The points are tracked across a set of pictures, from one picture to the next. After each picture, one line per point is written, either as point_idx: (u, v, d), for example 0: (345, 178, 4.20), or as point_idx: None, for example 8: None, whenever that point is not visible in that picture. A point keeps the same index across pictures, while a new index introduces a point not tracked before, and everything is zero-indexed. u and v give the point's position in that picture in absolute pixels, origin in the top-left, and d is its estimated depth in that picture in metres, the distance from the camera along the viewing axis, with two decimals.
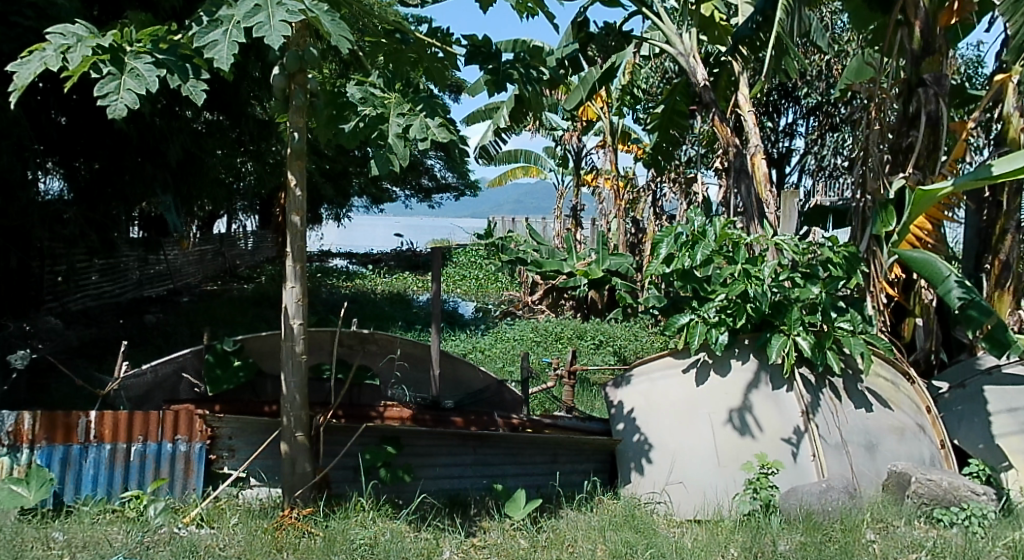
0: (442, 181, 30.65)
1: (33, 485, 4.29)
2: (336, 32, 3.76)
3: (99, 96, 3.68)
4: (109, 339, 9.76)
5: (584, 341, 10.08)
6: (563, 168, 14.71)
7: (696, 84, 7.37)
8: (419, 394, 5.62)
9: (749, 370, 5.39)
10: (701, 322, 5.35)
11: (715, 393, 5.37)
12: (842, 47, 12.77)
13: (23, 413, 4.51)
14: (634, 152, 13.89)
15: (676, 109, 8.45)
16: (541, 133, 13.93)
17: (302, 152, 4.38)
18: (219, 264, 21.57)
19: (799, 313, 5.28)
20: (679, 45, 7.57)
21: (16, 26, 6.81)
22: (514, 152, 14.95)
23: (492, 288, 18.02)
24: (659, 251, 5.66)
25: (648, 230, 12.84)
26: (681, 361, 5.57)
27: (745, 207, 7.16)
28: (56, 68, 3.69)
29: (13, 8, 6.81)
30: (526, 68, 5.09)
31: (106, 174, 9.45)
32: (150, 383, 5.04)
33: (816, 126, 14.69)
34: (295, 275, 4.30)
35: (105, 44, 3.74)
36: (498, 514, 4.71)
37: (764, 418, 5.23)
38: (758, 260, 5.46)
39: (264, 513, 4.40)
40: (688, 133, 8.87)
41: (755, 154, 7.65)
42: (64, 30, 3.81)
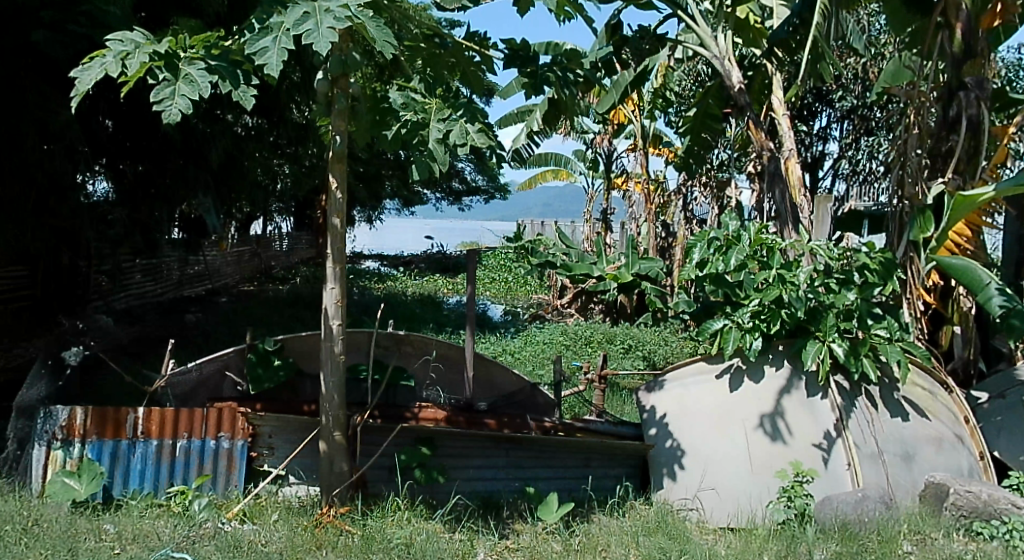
0: (474, 184, 30.87)
1: (85, 478, 4.44)
2: (381, 38, 3.83)
3: (155, 102, 3.82)
4: (154, 337, 10.00)
5: (612, 345, 9.98)
6: (593, 173, 14.53)
7: (731, 87, 7.30)
8: (453, 395, 5.60)
9: (783, 376, 5.32)
10: (736, 327, 5.29)
11: (747, 399, 5.31)
12: (879, 49, 12.51)
13: (75, 407, 4.62)
14: (665, 155, 13.73)
15: (709, 112, 8.34)
16: (573, 137, 13.89)
17: (345, 156, 4.44)
18: (255, 265, 21.94)
19: (834, 320, 5.19)
20: (714, 48, 7.48)
21: (70, 34, 6.92)
22: (545, 155, 14.92)
23: (521, 291, 17.98)
24: (691, 255, 5.54)
25: (679, 234, 12.71)
26: (714, 367, 5.49)
27: (779, 212, 7.05)
28: (116, 75, 3.83)
29: (68, 15, 6.90)
30: (564, 72, 5.03)
31: (151, 176, 9.74)
32: (193, 381, 5.14)
33: (850, 130, 14.36)
34: (335, 276, 4.35)
35: (161, 50, 3.88)
36: (531, 517, 4.73)
37: (797, 424, 5.17)
38: (793, 266, 5.34)
39: (304, 511, 4.47)
40: (721, 136, 8.71)
41: (789, 157, 7.67)
42: (123, 36, 3.94)
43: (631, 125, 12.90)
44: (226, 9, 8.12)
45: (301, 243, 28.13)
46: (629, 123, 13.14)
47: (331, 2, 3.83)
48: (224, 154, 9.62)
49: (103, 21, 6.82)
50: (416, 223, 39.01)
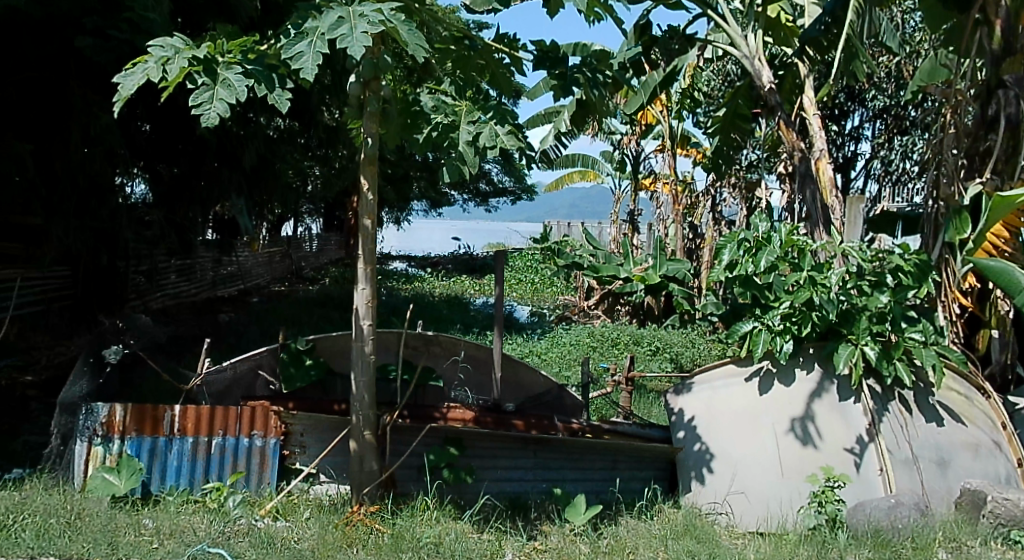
0: (500, 184, 31.14)
1: (124, 474, 4.57)
2: (413, 43, 3.87)
3: (193, 106, 3.90)
4: (191, 336, 10.19)
5: (639, 347, 9.87)
6: (620, 174, 14.39)
7: (761, 87, 7.21)
8: (482, 396, 5.62)
9: (814, 380, 5.24)
10: (765, 330, 5.24)
11: (778, 403, 5.24)
12: (916, 46, 11.92)
13: (114, 404, 4.75)
14: (694, 156, 13.58)
15: (738, 112, 8.23)
16: (600, 138, 13.81)
17: (376, 158, 4.47)
18: (286, 266, 22.22)
19: (867, 323, 5.10)
20: (744, 47, 7.37)
21: (112, 39, 7.11)
22: (572, 157, 14.86)
23: (549, 292, 17.88)
24: (720, 257, 5.44)
25: (707, 235, 12.56)
26: (744, 370, 5.42)
27: (811, 213, 6.96)
28: (157, 79, 3.91)
29: (111, 22, 7.11)
30: (594, 73, 5.02)
31: (186, 178, 10.08)
32: (228, 379, 5.23)
33: (883, 130, 14.04)
34: (366, 277, 4.40)
35: (200, 56, 3.95)
36: (559, 518, 4.73)
37: (828, 427, 5.10)
38: (824, 267, 5.24)
39: (334, 509, 4.52)
40: (751, 137, 8.60)
41: (820, 158, 7.36)
42: (164, 42, 4.03)
43: (659, 125, 12.78)
44: (261, 13, 8.23)
45: (330, 245, 28.47)
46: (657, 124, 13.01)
47: (365, 7, 3.90)
48: (257, 157, 9.77)
49: (143, 27, 6.95)
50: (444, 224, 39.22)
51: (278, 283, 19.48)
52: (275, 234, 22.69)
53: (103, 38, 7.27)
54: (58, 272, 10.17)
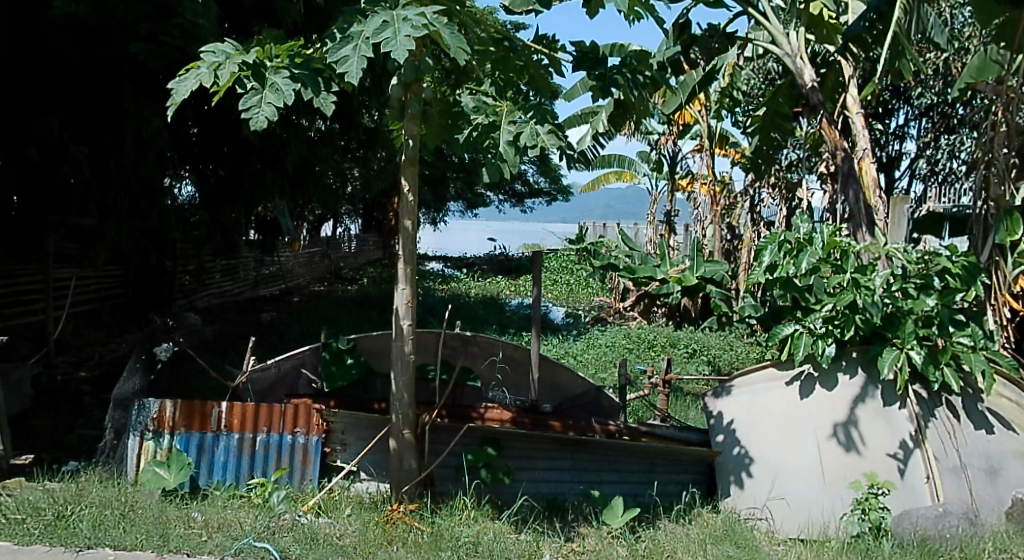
0: (535, 185, 31.42)
1: (175, 468, 4.69)
2: (454, 45, 3.90)
3: (243, 110, 4.00)
4: (238, 334, 10.40)
5: (676, 349, 9.65)
6: (657, 174, 14.20)
7: (803, 86, 7.09)
8: (520, 397, 5.64)
9: (857, 385, 5.13)
10: (807, 333, 5.11)
11: (819, 409, 5.14)
12: (964, 43, 11.63)
13: (165, 400, 4.90)
14: (732, 156, 13.33)
15: (779, 111, 8.05)
16: (637, 138, 13.66)
17: (417, 160, 4.53)
18: (325, 266, 22.51)
19: (913, 326, 4.95)
20: (786, 45, 7.23)
21: (164, 45, 7.34)
22: (609, 157, 14.73)
23: (582, 293, 17.44)
24: (761, 258, 5.43)
25: (745, 235, 12.31)
26: (784, 373, 5.29)
27: (853, 213, 6.78)
28: (209, 84, 4.01)
29: (162, 28, 7.34)
30: (633, 74, 5.00)
31: (231, 180, 10.23)
32: (274, 376, 5.35)
33: (929, 128, 13.62)
34: (406, 277, 4.44)
35: (250, 61, 4.06)
36: (596, 521, 4.71)
37: (870, 433, 5.02)
38: (868, 269, 5.14)
39: (375, 506, 4.62)
40: (791, 136, 8.44)
41: (863, 158, 7.28)
42: (215, 48, 4.14)
43: (697, 125, 12.61)
44: (305, 18, 8.35)
45: (366, 246, 28.80)
46: (696, 123, 12.82)
47: (408, 11, 3.95)
48: (300, 159, 9.89)
49: (192, 33, 7.16)
50: (477, 224, 39.33)
51: (317, 283, 19.75)
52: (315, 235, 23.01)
53: (155, 44, 7.49)
54: (110, 272, 10.63)
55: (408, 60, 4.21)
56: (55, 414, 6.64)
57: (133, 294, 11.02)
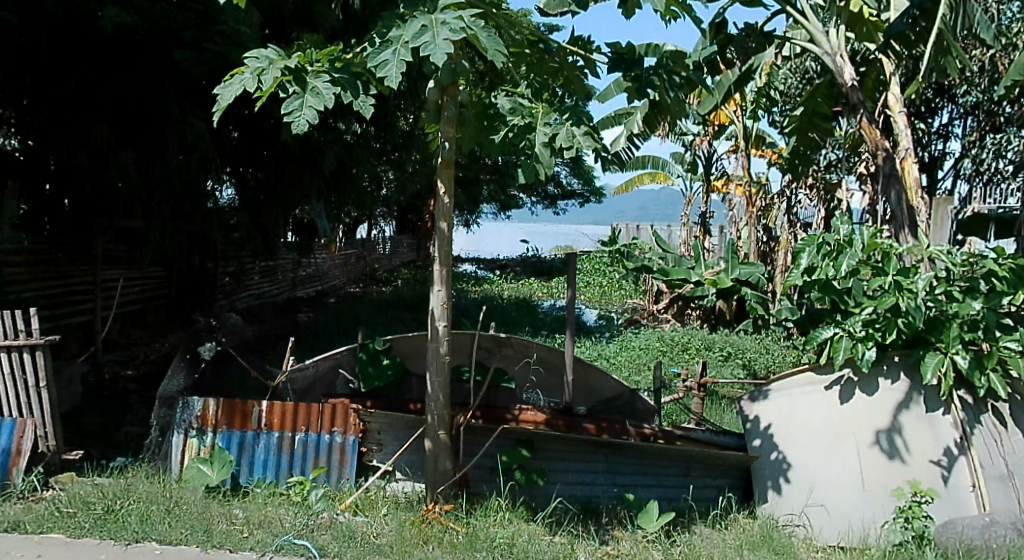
0: (568, 187, 31.40)
1: (217, 465, 4.77)
2: (492, 48, 3.91)
3: (285, 114, 4.07)
4: (279, 334, 10.57)
5: (711, 352, 9.48)
6: (692, 175, 14.02)
7: (843, 84, 6.97)
8: (553, 399, 5.64)
9: (900, 390, 4.99)
10: (846, 337, 5.01)
11: (861, 414, 5.03)
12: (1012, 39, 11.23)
13: (208, 399, 4.99)
14: (768, 156, 13.09)
15: (817, 111, 7.91)
16: (671, 138, 13.50)
17: (453, 162, 4.56)
18: (361, 268, 22.71)
19: (959, 330, 4.82)
20: (825, 44, 7.16)
21: (207, 52, 7.51)
22: (643, 158, 14.56)
23: (615, 296, 17.22)
24: (799, 260, 5.26)
25: (782, 237, 12.05)
26: (823, 378, 5.21)
27: (894, 213, 6.75)
28: (253, 89, 4.08)
29: (205, 35, 7.52)
30: (670, 75, 4.98)
31: (270, 183, 10.45)
32: (311, 377, 5.41)
33: (974, 127, 12.93)
34: (441, 279, 4.47)
35: (291, 65, 4.12)
36: (631, 524, 4.68)
37: (914, 440, 4.88)
38: (911, 271, 5.00)
39: (411, 506, 4.65)
40: (830, 136, 8.27)
41: (905, 157, 7.02)
42: (258, 54, 4.22)
43: (733, 125, 12.42)
44: (342, 22, 8.44)
45: (401, 248, 28.96)
46: (731, 123, 12.64)
47: (446, 15, 3.97)
48: (336, 161, 10.04)
49: (234, 39, 7.32)
50: (510, 226, 39.32)
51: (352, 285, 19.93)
52: (349, 237, 23.23)
53: (200, 51, 7.66)
54: (156, 273, 10.77)
55: (445, 63, 4.24)
56: (104, 412, 6.84)
57: (175, 294, 11.18)
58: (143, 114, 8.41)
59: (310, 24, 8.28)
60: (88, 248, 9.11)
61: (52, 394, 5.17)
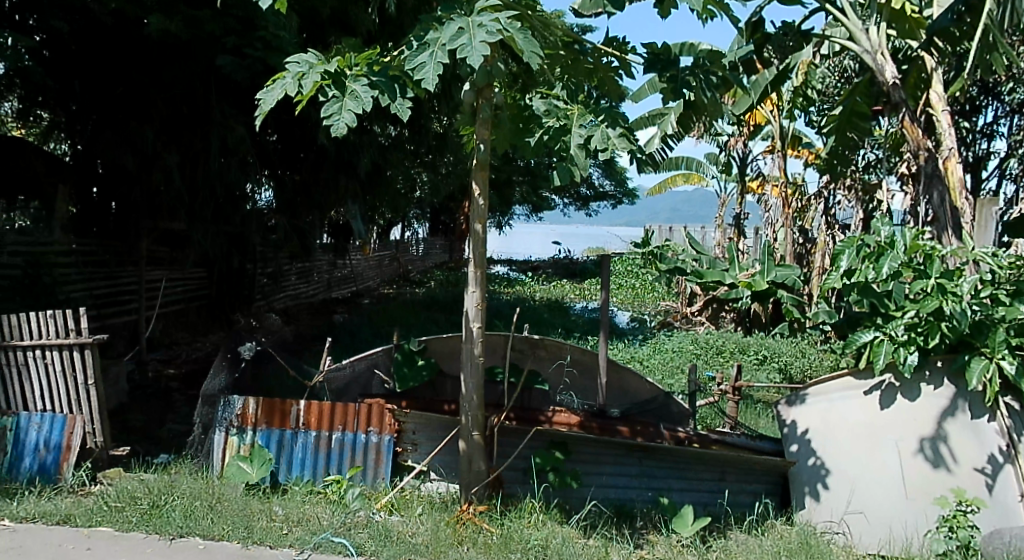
0: (600, 188, 31.33)
1: (257, 463, 4.85)
2: (528, 50, 3.90)
3: (324, 117, 4.12)
4: (319, 334, 10.70)
5: (746, 356, 9.33)
6: (726, 176, 13.83)
7: (885, 84, 6.79)
8: (587, 401, 5.63)
9: (944, 397, 4.87)
10: (887, 341, 4.90)
11: (903, 421, 4.92)
12: None
13: (248, 398, 5.08)
14: (805, 157, 12.84)
15: (856, 110, 7.71)
16: (706, 139, 13.32)
17: (488, 164, 4.56)
18: (394, 269, 22.87)
19: (1006, 335, 4.69)
20: (865, 42, 6.97)
21: (249, 57, 7.68)
22: (677, 159, 14.40)
23: (648, 297, 17.07)
24: (838, 263, 5.16)
25: (820, 239, 11.81)
26: (863, 382, 5.11)
27: (937, 215, 6.59)
28: (294, 94, 4.15)
29: (246, 40, 7.68)
30: (706, 75, 4.96)
31: (306, 184, 10.53)
32: (348, 376, 5.49)
33: (1022, 125, 12.56)
34: (475, 280, 4.47)
35: (331, 70, 4.18)
36: (665, 529, 4.65)
37: (960, 448, 4.77)
38: (955, 275, 4.87)
39: (446, 507, 4.67)
40: (869, 136, 8.12)
41: (948, 158, 6.89)
42: (299, 59, 4.29)
43: (769, 125, 12.22)
44: (379, 27, 8.47)
45: (433, 249, 29.10)
46: (767, 123, 12.45)
47: (483, 17, 3.98)
48: (371, 164, 10.13)
49: (275, 45, 7.46)
50: (544, 227, 39.24)
51: (386, 286, 20.09)
52: (383, 239, 23.41)
53: (241, 56, 7.81)
54: (196, 274, 10.93)
55: (480, 66, 4.25)
56: (148, 409, 7.01)
57: (216, 294, 11.30)
58: (188, 116, 8.81)
59: (349, 28, 8.36)
60: (133, 250, 9.52)
61: (101, 391, 5.29)
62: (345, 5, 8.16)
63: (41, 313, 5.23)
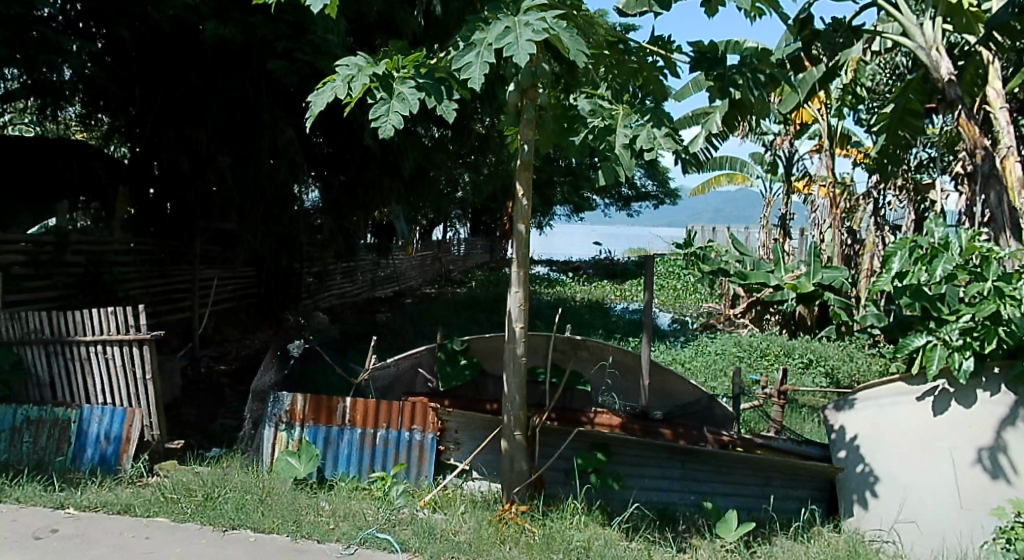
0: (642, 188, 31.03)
1: (304, 458, 4.95)
2: (575, 49, 3.89)
3: (372, 119, 4.18)
4: (364, 333, 10.85)
5: (791, 359, 9.12)
6: (772, 176, 13.59)
7: (939, 80, 6.74)
8: (629, 403, 5.61)
9: (1002, 404, 4.67)
10: (942, 346, 4.73)
11: (958, 429, 4.76)
12: None
13: (296, 394, 5.15)
14: (854, 156, 12.53)
15: (909, 108, 7.61)
16: (751, 138, 13.10)
17: (532, 165, 4.57)
18: (436, 269, 23.00)
19: None
20: (920, 37, 6.92)
21: (299, 61, 7.91)
22: (720, 158, 14.15)
23: (690, 299, 16.81)
24: (891, 264, 5.31)
25: (869, 240, 11.48)
26: (915, 388, 4.95)
27: (994, 216, 6.42)
28: (343, 96, 4.20)
29: (296, 45, 7.93)
30: (754, 73, 4.92)
31: (351, 186, 10.54)
32: (392, 375, 5.54)
33: None
34: (518, 280, 4.49)
35: (379, 72, 4.21)
36: (709, 533, 4.59)
37: (1021, 459, 4.56)
38: (1014, 278, 4.73)
39: (488, 505, 4.70)
40: (922, 135, 7.91)
41: (1007, 156, 6.83)
42: (348, 62, 4.33)
43: (817, 124, 11.97)
44: (423, 29, 8.51)
45: (474, 249, 29.17)
46: (815, 122, 12.21)
47: (530, 16, 3.98)
48: (416, 164, 10.25)
49: (324, 48, 7.67)
50: (585, 228, 39.03)
51: (428, 286, 20.23)
52: (425, 239, 23.55)
53: (292, 59, 8.01)
54: (246, 273, 11.15)
55: (525, 67, 4.26)
56: (200, 405, 7.20)
57: (265, 293, 11.49)
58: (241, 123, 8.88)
59: (394, 30, 8.44)
60: (188, 250, 9.75)
61: (157, 386, 5.47)
62: (392, 8, 8.30)
63: (103, 310, 5.42)
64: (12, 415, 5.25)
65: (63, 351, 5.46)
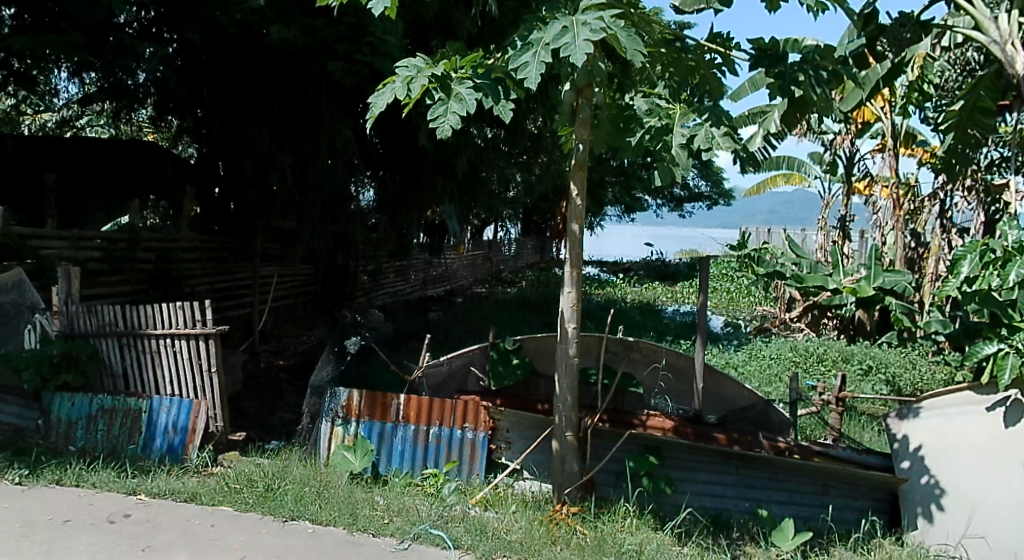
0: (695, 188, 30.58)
1: (360, 453, 5.03)
2: (633, 49, 3.84)
3: (431, 119, 4.20)
4: (418, 331, 10.95)
5: (849, 366, 8.82)
6: (831, 176, 13.23)
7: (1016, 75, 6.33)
8: (682, 406, 5.54)
9: None
10: (1014, 353, 4.62)
11: None
12: None
13: (352, 390, 5.23)
14: (920, 156, 12.12)
15: (980, 105, 7.31)
16: (809, 137, 12.78)
17: (586, 165, 4.56)
18: (487, 269, 23.06)
19: None
20: (994, 31, 6.59)
21: (359, 63, 8.07)
22: (778, 158, 13.85)
23: (744, 301, 16.47)
24: (962, 269, 5.61)
25: (933, 243, 11.06)
26: (984, 398, 4.78)
27: None
28: (403, 97, 4.25)
29: (356, 47, 8.07)
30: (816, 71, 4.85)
31: (407, 185, 10.57)
32: (446, 372, 5.59)
33: None
34: (571, 280, 4.46)
35: (438, 73, 4.23)
36: (764, 542, 4.51)
37: None
38: None
39: (539, 506, 4.69)
40: (992, 134, 7.59)
41: None
42: (408, 63, 4.37)
43: (879, 122, 11.62)
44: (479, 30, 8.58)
45: (524, 250, 29.12)
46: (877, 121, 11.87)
47: (588, 15, 3.93)
48: (469, 164, 10.33)
49: (382, 49, 7.83)
50: (637, 229, 38.57)
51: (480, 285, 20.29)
52: (477, 239, 23.61)
53: (351, 61, 8.16)
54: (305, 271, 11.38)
55: (581, 66, 4.25)
56: (259, 398, 7.38)
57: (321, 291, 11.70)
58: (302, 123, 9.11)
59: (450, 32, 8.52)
60: (249, 247, 9.91)
61: (221, 379, 5.60)
62: (448, 10, 8.39)
63: (171, 304, 5.60)
64: (87, 404, 5.47)
65: (134, 345, 5.66)
